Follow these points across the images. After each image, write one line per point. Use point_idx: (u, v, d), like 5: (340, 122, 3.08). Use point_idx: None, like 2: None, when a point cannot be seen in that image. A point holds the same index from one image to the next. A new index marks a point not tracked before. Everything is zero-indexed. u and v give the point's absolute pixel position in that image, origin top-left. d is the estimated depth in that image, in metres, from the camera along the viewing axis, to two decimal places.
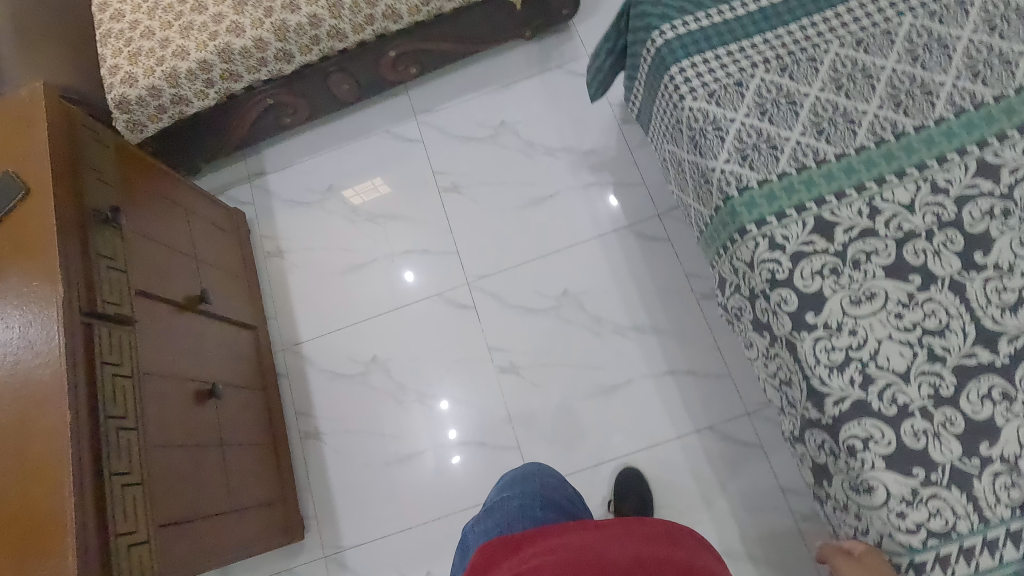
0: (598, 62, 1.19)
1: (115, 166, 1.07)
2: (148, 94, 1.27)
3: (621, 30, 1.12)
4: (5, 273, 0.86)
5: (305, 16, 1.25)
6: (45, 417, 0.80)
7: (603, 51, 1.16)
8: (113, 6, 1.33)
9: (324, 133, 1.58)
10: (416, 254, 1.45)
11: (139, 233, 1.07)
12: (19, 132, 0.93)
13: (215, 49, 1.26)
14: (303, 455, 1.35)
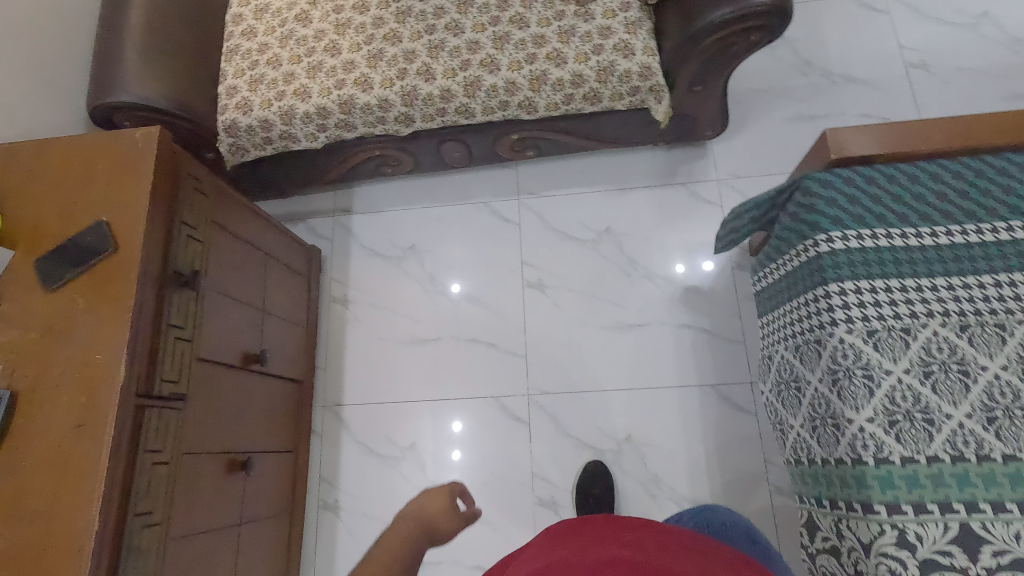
0: (736, 221, 1.06)
1: (209, 217, 1.01)
2: (259, 126, 1.21)
3: (775, 203, 1.00)
4: (70, 336, 0.81)
5: (438, 88, 1.15)
6: (70, 514, 0.74)
7: (747, 215, 1.04)
8: (247, 23, 1.27)
9: (420, 187, 1.51)
10: (482, 346, 1.36)
11: (215, 291, 1.02)
12: (123, 177, 0.88)
13: (337, 98, 1.18)
14: (316, 526, 1.29)
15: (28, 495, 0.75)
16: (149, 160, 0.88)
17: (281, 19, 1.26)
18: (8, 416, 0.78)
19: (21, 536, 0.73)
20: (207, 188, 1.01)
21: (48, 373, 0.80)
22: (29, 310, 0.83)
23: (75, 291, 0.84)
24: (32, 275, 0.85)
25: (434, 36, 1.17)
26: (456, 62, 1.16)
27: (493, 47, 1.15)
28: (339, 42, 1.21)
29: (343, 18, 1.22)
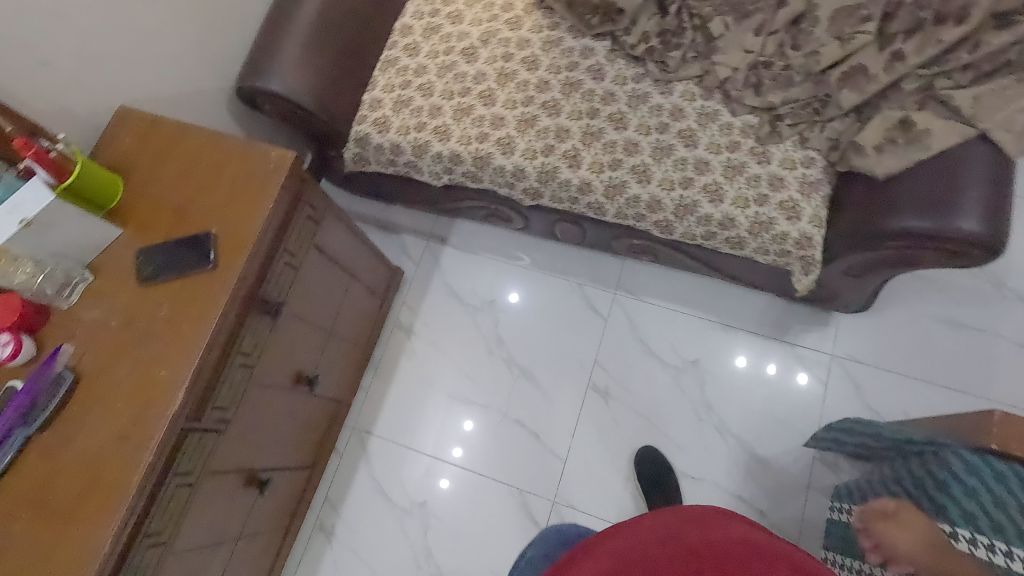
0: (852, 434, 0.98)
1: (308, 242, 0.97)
2: (389, 148, 1.17)
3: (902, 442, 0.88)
4: (145, 339, 0.80)
5: (578, 178, 1.08)
6: (86, 526, 0.73)
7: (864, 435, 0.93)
8: (413, 38, 1.22)
9: (521, 243, 1.45)
10: (525, 431, 1.31)
11: (294, 316, 1.00)
12: (244, 192, 0.85)
13: (475, 151, 1.12)
14: (307, 544, 1.28)
15: (55, 487, 0.75)
16: (273, 184, 0.85)
17: (447, 45, 1.20)
18: (61, 399, 0.78)
19: (36, 525, 0.73)
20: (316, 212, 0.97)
21: (114, 370, 0.79)
22: (117, 297, 0.83)
23: (163, 294, 0.82)
24: (130, 261, 0.84)
25: (593, 122, 1.09)
26: (606, 158, 1.07)
27: (650, 155, 1.06)
28: (496, 93, 1.14)
29: (508, 68, 1.15)
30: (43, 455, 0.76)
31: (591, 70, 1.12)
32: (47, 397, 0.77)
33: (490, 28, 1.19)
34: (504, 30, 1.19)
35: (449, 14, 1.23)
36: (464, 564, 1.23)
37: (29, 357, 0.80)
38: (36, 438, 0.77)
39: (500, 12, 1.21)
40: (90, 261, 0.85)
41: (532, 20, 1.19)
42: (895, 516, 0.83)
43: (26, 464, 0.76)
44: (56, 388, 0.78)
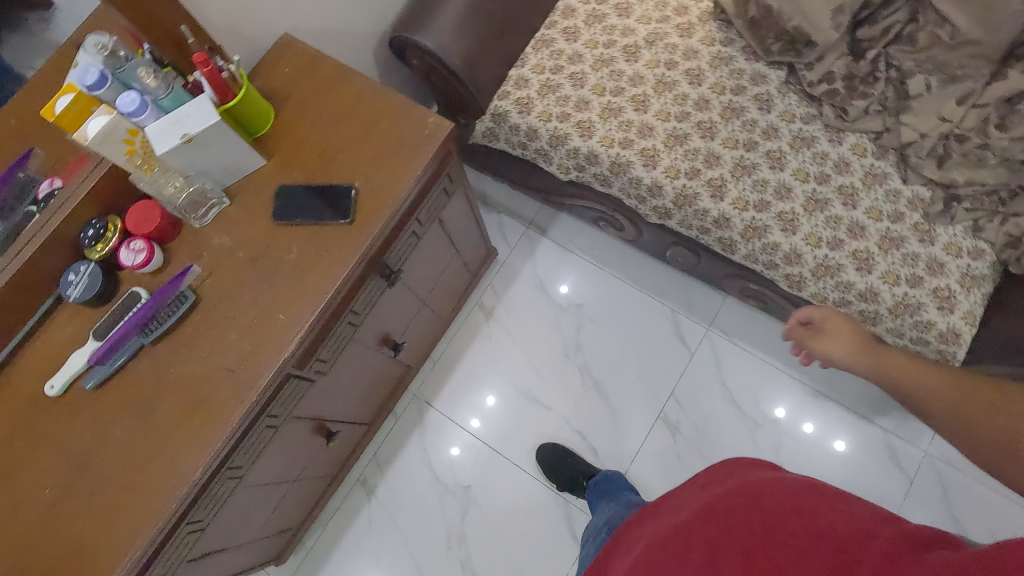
0: None
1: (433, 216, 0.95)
2: (525, 131, 1.12)
3: None
4: (269, 277, 0.79)
5: (718, 210, 1.01)
6: (183, 447, 0.73)
7: None
8: (574, 22, 1.16)
9: (620, 254, 1.40)
10: (585, 444, 1.27)
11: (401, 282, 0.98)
12: (394, 152, 0.82)
13: (616, 155, 1.06)
14: (346, 496, 1.29)
15: (156, 404, 0.75)
16: (426, 152, 0.82)
17: (608, 37, 1.14)
18: (179, 318, 0.77)
19: (133, 435, 0.74)
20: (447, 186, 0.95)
21: (233, 302, 0.78)
22: (248, 228, 0.81)
23: (293, 237, 0.81)
24: (267, 196, 0.82)
25: (748, 154, 1.02)
26: (754, 196, 1.00)
27: (802, 205, 0.99)
28: (650, 100, 1.08)
29: (669, 76, 1.09)
30: (151, 370, 0.76)
31: (757, 100, 1.05)
32: (167, 313, 0.76)
33: (658, 29, 1.13)
34: (672, 35, 1.12)
35: (617, 5, 1.16)
36: (493, 558, 1.22)
37: (158, 266, 0.80)
38: (146, 351, 0.77)
39: (671, 15, 1.14)
40: (228, 185, 0.83)
41: (705, 31, 1.11)
42: (818, 327, 0.96)
43: (133, 374, 0.76)
44: (176, 305, 0.77)
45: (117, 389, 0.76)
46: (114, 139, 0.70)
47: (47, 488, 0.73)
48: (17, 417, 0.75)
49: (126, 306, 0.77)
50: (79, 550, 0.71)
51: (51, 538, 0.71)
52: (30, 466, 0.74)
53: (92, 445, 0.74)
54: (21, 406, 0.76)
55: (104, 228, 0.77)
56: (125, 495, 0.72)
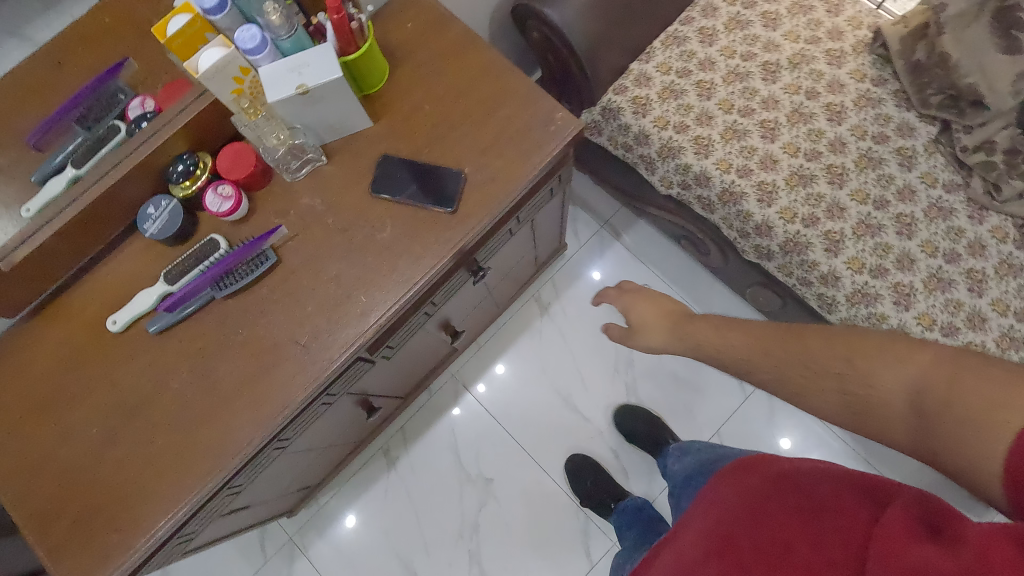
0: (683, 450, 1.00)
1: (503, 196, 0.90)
2: (635, 134, 1.03)
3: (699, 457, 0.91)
4: (356, 254, 0.73)
5: (828, 266, 0.94)
6: (241, 416, 0.70)
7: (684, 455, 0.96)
8: (714, 22, 1.05)
9: (693, 274, 1.32)
10: (616, 464, 1.23)
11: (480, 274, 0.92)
12: (513, 143, 0.75)
13: (730, 182, 0.98)
14: (367, 461, 1.27)
15: (220, 364, 0.71)
16: (548, 151, 0.74)
17: (748, 48, 1.03)
18: (257, 276, 0.72)
19: (189, 392, 0.70)
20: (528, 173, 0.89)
21: (316, 273, 0.73)
22: (343, 194, 0.75)
23: (388, 214, 0.74)
24: (368, 163, 0.75)
25: (875, 213, 0.94)
26: (871, 259, 0.93)
27: (922, 281, 0.91)
28: (781, 129, 0.98)
29: (807, 108, 0.99)
30: (219, 327, 0.72)
31: (899, 155, 0.95)
32: (246, 270, 0.71)
33: (806, 51, 1.02)
34: (820, 62, 1.01)
35: (765, 13, 1.04)
36: (502, 555, 1.20)
37: (242, 216, 0.74)
38: (217, 306, 0.72)
39: (823, 36, 1.02)
40: (328, 141, 0.76)
41: (857, 64, 1.00)
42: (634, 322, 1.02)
43: (200, 327, 0.72)
44: (257, 264, 0.72)
45: (180, 340, 0.72)
46: (223, 74, 0.63)
47: (95, 428, 0.70)
48: (75, 348, 0.72)
49: (204, 253, 0.72)
50: (118, 498, 0.68)
51: (90, 481, 0.68)
52: (81, 403, 0.71)
53: (147, 393, 0.70)
54: (83, 339, 0.72)
55: (195, 164, 0.71)
56: (173, 453, 0.69)
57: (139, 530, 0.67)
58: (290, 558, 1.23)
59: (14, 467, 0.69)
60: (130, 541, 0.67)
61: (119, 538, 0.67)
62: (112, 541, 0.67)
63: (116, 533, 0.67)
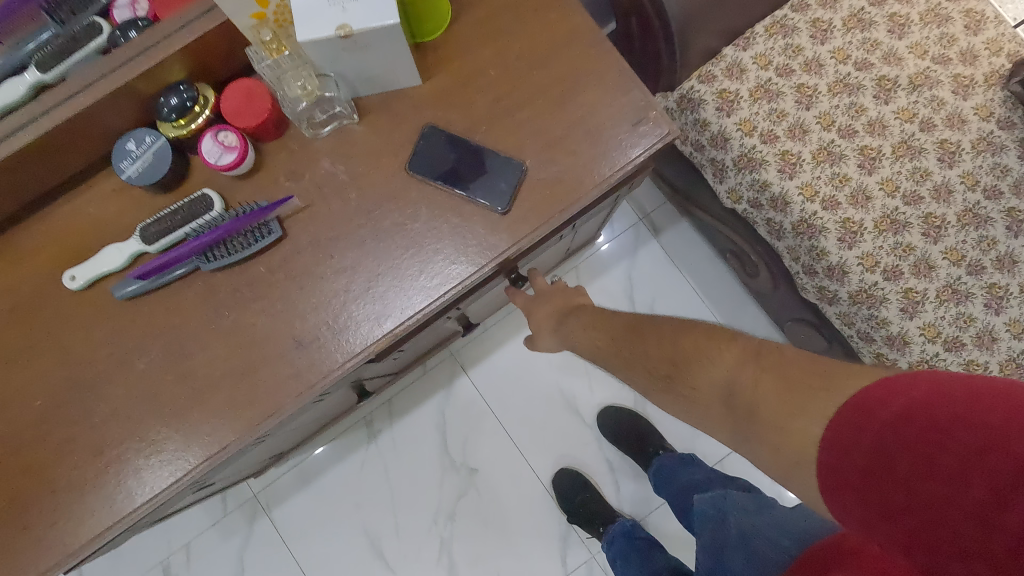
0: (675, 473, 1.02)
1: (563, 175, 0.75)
2: (713, 135, 0.88)
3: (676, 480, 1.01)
4: (376, 244, 0.60)
5: (899, 327, 0.83)
6: (214, 416, 0.58)
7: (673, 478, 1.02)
8: (832, 15, 0.88)
9: (728, 290, 1.20)
10: (609, 477, 1.17)
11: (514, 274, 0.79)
12: (589, 139, 0.60)
13: (810, 211, 0.85)
14: (347, 430, 1.18)
15: (198, 350, 0.59)
16: (630, 157, 0.60)
17: (865, 55, 0.87)
18: (255, 252, 0.59)
19: (156, 376, 0.59)
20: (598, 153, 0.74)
21: (329, 261, 0.60)
22: (373, 166, 0.60)
23: (422, 201, 0.60)
24: (407, 133, 0.61)
25: (966, 278, 0.82)
26: (948, 329, 0.82)
27: (999, 363, 0.81)
28: (882, 161, 0.85)
29: (917, 141, 0.85)
30: (200, 305, 0.59)
31: (1008, 217, 0.83)
32: (241, 242, 0.58)
33: (931, 72, 0.86)
34: (945, 88, 0.86)
35: (894, 14, 0.88)
36: (474, 549, 1.15)
37: (244, 172, 0.60)
38: (201, 279, 0.59)
39: (954, 58, 0.86)
40: (361, 96, 0.61)
41: (985, 98, 0.85)
42: None
43: (178, 301, 0.59)
44: (256, 236, 0.59)
45: (152, 313, 0.59)
46: None
47: (37, 402, 0.58)
48: (23, 300, 0.59)
49: (191, 213, 0.58)
50: (54, 491, 0.57)
51: (23, 465, 0.57)
52: (22, 369, 0.58)
53: (106, 371, 0.58)
54: (35, 291, 0.59)
55: (193, 100, 0.56)
56: (127, 447, 0.58)
57: (78, 530, 0.57)
58: (252, 517, 1.16)
59: None
60: (68, 541, 0.57)
61: (56, 535, 0.57)
62: (47, 537, 0.57)
63: (50, 530, 0.57)
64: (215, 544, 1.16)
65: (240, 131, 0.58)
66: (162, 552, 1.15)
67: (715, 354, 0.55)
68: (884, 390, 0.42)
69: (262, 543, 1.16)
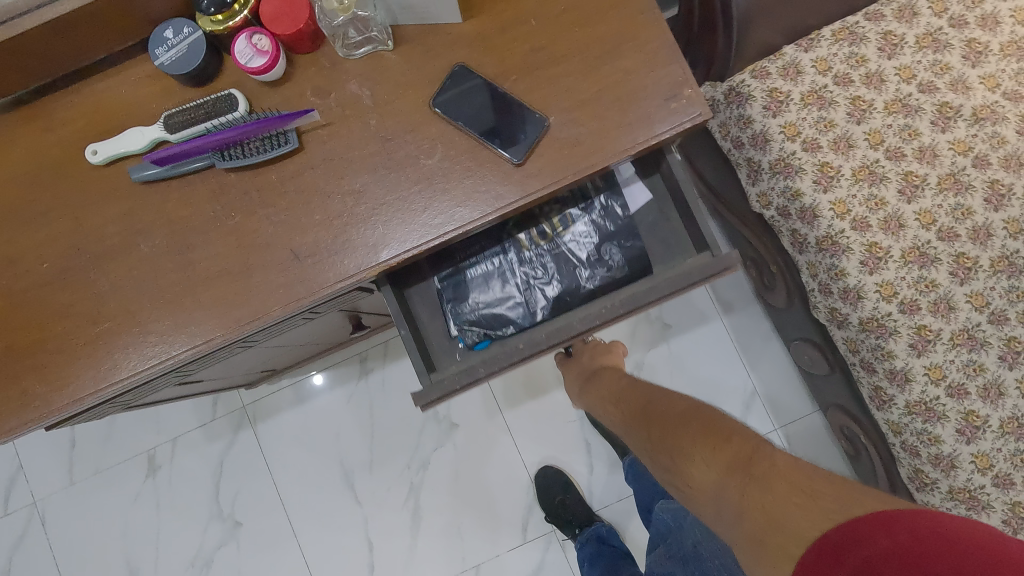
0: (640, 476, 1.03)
1: (645, 251, 0.70)
2: (755, 133, 0.85)
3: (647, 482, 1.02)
4: (387, 172, 0.60)
5: (903, 362, 0.80)
6: (203, 308, 0.60)
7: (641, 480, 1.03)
8: (905, 29, 0.83)
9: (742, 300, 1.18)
10: (584, 459, 1.17)
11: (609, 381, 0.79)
12: (617, 106, 0.59)
13: (838, 228, 0.82)
14: (341, 362, 1.21)
15: (199, 243, 0.60)
16: (657, 133, 0.59)
17: (932, 78, 0.82)
18: (269, 159, 0.60)
19: (156, 261, 0.61)
20: (689, 235, 0.68)
21: (338, 181, 0.60)
22: (399, 95, 0.60)
23: (438, 138, 0.60)
24: (437, 67, 0.60)
25: (986, 326, 0.79)
26: (955, 375, 0.79)
27: (1000, 419, 0.79)
28: (924, 191, 0.81)
29: (966, 176, 0.81)
30: (209, 200, 0.61)
31: None
32: (258, 147, 0.59)
33: (999, 106, 0.81)
34: (1010, 126, 0.81)
35: (972, 40, 0.83)
36: (441, 499, 1.17)
37: (273, 80, 0.60)
38: (215, 177, 0.61)
39: None
40: (398, 23, 0.61)
41: None
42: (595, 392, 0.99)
43: (188, 193, 0.61)
44: (272, 144, 0.60)
45: (163, 200, 0.61)
46: None
47: (43, 265, 0.61)
48: (46, 164, 0.61)
49: (214, 110, 0.59)
50: (46, 348, 0.60)
51: (22, 319, 0.60)
52: (36, 229, 0.61)
53: (110, 246, 0.61)
54: (58, 156, 0.61)
55: None
56: (118, 321, 0.60)
57: (62, 389, 0.60)
58: (238, 426, 1.21)
59: None
60: (52, 398, 0.60)
61: (40, 392, 0.60)
62: (31, 392, 0.60)
63: (37, 385, 0.60)
64: (199, 444, 1.21)
65: (272, 42, 0.58)
66: (150, 442, 1.21)
67: (707, 458, 0.62)
68: (889, 520, 0.48)
69: (245, 453, 1.20)
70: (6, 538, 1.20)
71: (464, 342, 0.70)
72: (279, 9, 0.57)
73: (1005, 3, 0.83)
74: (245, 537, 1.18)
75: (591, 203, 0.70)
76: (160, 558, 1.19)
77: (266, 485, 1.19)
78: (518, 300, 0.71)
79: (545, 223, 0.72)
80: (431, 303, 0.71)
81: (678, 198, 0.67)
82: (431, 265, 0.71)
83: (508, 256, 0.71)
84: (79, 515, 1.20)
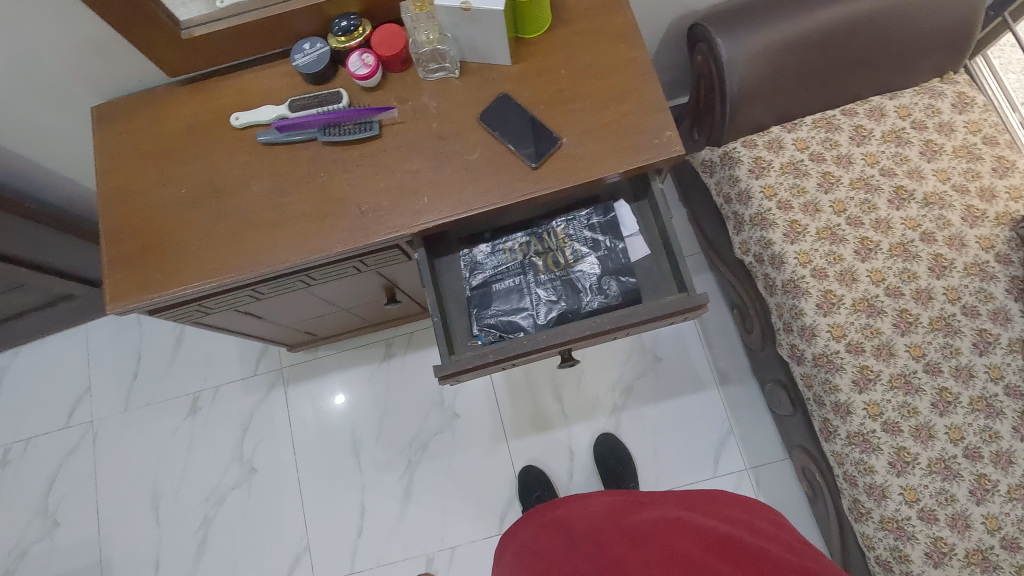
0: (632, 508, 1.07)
1: (638, 287, 0.84)
2: (743, 189, 1.03)
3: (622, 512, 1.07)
4: (438, 161, 0.81)
5: (847, 396, 0.92)
6: (286, 237, 0.81)
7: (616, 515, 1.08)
8: (875, 125, 1.02)
9: (732, 347, 1.31)
10: (567, 464, 1.28)
11: None
12: (616, 136, 0.79)
13: (802, 273, 0.97)
14: (373, 344, 1.39)
15: (292, 191, 0.82)
16: (643, 159, 0.78)
17: (892, 165, 1.00)
18: (356, 139, 0.82)
19: (260, 199, 0.82)
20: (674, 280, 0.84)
21: (399, 162, 0.82)
22: (457, 108, 0.83)
23: (479, 143, 0.81)
24: (486, 95, 0.83)
25: (922, 374, 0.91)
26: (891, 412, 0.91)
27: (928, 458, 0.89)
28: (877, 253, 0.96)
29: (915, 247, 0.96)
30: (307, 162, 0.83)
31: (978, 335, 0.92)
32: (350, 129, 0.82)
33: (947, 195, 0.97)
34: (955, 212, 0.96)
35: (930, 141, 1.00)
36: (432, 479, 1.30)
37: (371, 86, 0.84)
38: (314, 147, 0.83)
39: (973, 191, 0.97)
40: (466, 61, 0.84)
41: (990, 231, 0.95)
42: None
43: (293, 155, 0.83)
44: (360, 128, 0.82)
45: (275, 158, 0.83)
46: None
47: (182, 189, 0.83)
48: (198, 122, 0.86)
49: (325, 101, 0.82)
50: (171, 249, 0.81)
51: (158, 226, 0.82)
52: (181, 166, 0.84)
53: (231, 182, 0.83)
54: (209, 118, 0.86)
55: (355, 27, 0.82)
56: (224, 237, 0.81)
57: (174, 279, 0.80)
58: (274, 384, 1.39)
59: (116, 186, 0.84)
60: (164, 285, 0.80)
61: (158, 278, 0.81)
62: (152, 278, 0.81)
63: (157, 274, 0.81)
64: (237, 394, 1.39)
65: (376, 59, 0.82)
66: (197, 385, 1.40)
67: None
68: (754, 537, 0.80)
69: (273, 408, 1.38)
70: (60, 447, 1.39)
71: (481, 340, 0.84)
72: (384, 37, 0.81)
73: (961, 116, 1.01)
74: (257, 482, 1.33)
75: (599, 243, 0.85)
76: (181, 489, 1.34)
77: (286, 439, 1.35)
78: (529, 312, 0.84)
79: (559, 255, 0.86)
80: (460, 304, 0.87)
81: (669, 247, 0.83)
82: (465, 277, 0.87)
83: (527, 277, 0.86)
84: (124, 439, 1.38)
